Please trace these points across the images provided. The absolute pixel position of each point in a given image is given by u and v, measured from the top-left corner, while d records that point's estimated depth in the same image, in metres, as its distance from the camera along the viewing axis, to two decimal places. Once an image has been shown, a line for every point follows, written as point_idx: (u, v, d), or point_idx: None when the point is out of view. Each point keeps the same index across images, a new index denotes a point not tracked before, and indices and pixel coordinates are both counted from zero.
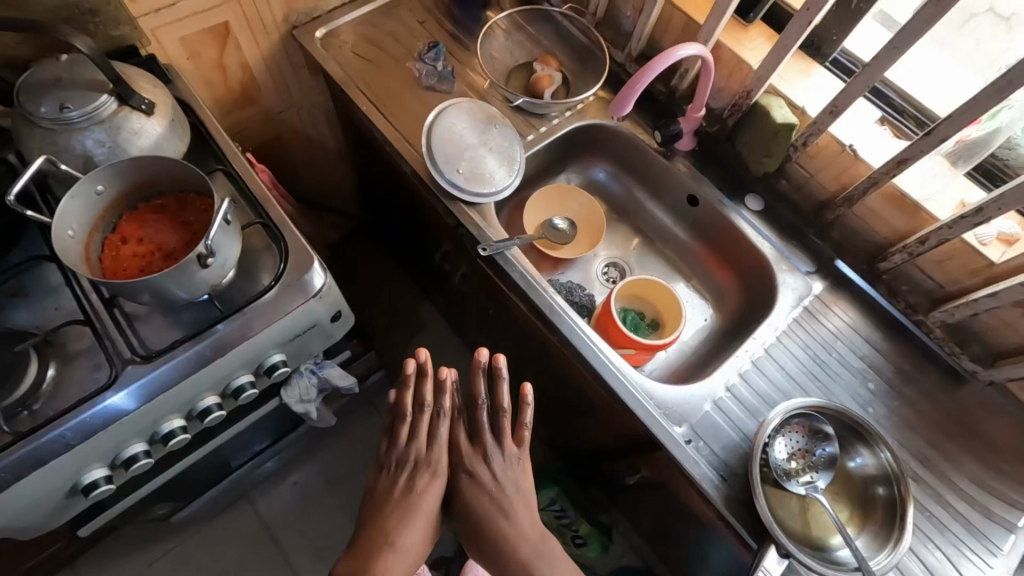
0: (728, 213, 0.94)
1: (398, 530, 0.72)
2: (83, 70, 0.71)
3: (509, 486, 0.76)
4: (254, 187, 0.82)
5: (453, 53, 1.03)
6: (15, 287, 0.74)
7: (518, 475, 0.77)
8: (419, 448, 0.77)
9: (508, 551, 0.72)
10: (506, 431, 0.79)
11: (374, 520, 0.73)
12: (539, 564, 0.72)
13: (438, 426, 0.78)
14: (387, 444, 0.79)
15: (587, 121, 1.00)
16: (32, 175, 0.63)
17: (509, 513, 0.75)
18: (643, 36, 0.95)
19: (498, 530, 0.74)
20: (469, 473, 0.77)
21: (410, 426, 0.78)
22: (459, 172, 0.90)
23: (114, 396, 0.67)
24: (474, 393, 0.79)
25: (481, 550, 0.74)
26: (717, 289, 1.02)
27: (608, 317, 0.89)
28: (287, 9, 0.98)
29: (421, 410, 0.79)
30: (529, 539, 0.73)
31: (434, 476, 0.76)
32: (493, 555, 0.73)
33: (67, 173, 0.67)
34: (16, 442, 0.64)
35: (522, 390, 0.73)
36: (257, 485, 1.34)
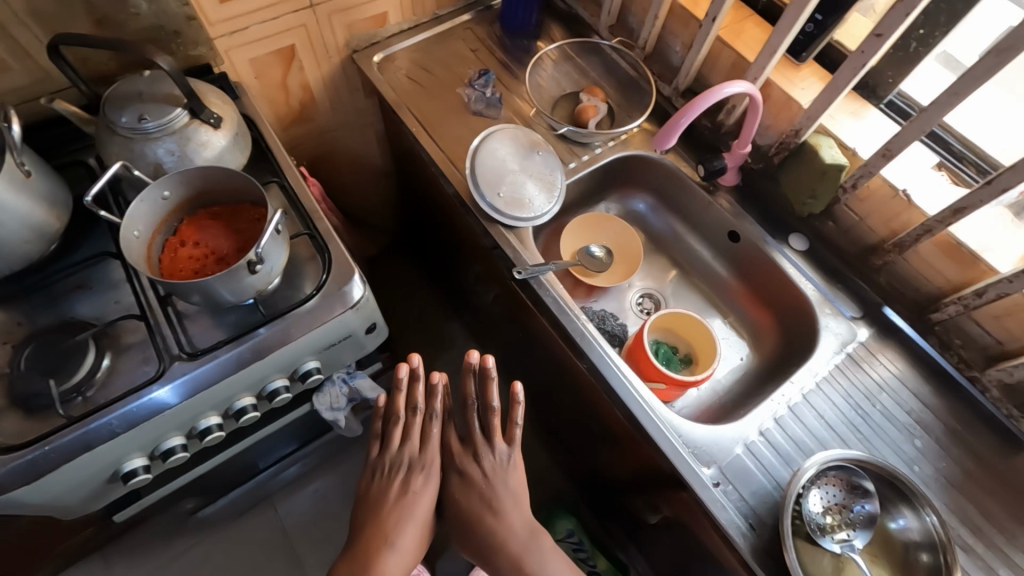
0: (770, 251, 0.92)
1: (394, 529, 0.80)
2: (161, 84, 0.77)
3: (500, 487, 0.84)
4: (306, 199, 0.86)
5: (502, 81, 1.07)
6: (80, 281, 0.79)
7: (508, 475, 0.85)
8: (411, 451, 0.84)
9: (496, 542, 0.81)
10: (497, 431, 0.85)
11: (375, 519, 0.81)
12: (525, 558, 0.81)
13: (431, 428, 0.85)
14: (378, 449, 0.86)
15: (629, 151, 1.00)
16: (108, 178, 0.68)
17: (498, 511, 0.83)
18: (691, 71, 0.95)
19: (486, 527, 0.82)
20: (460, 472, 0.85)
21: (402, 429, 0.85)
22: (499, 196, 0.91)
23: (159, 390, 0.71)
24: (465, 395, 0.86)
25: (480, 548, 0.82)
26: (755, 329, 0.99)
27: (640, 349, 0.88)
28: (349, 35, 1.04)
29: (413, 413, 0.85)
30: (516, 527, 0.82)
31: (428, 476, 0.84)
32: (487, 547, 0.81)
33: (140, 178, 0.73)
34: (69, 426, 0.68)
35: (513, 388, 0.80)
36: (280, 487, 1.38)
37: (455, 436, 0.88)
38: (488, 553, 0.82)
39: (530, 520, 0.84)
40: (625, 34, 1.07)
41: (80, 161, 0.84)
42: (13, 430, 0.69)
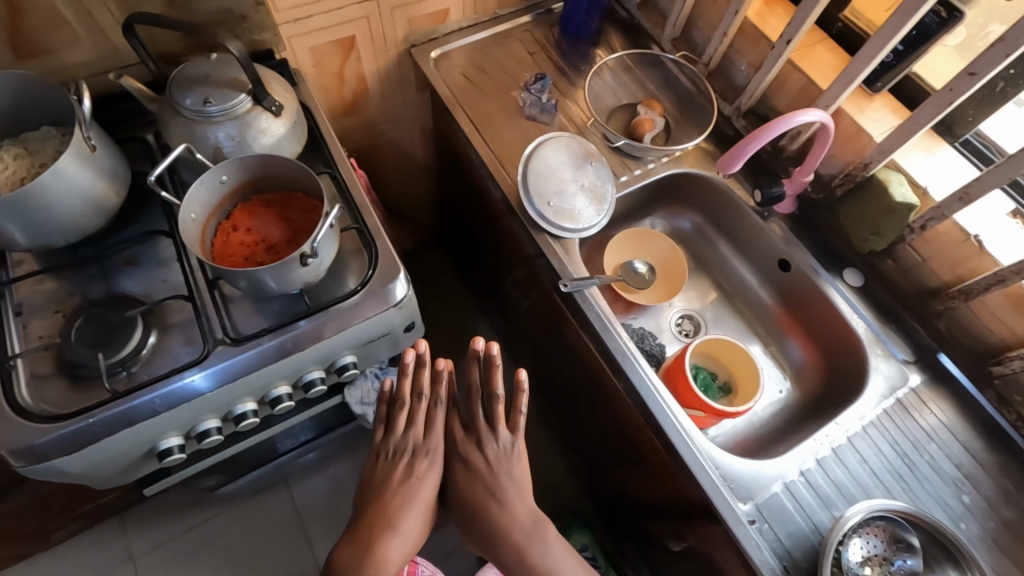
0: (822, 283, 0.90)
1: (397, 515, 0.81)
2: (226, 68, 0.77)
3: (504, 477, 0.84)
4: (356, 193, 0.86)
5: (557, 87, 1.05)
6: (131, 256, 0.80)
7: (511, 464, 0.85)
8: (416, 437, 0.84)
9: (500, 531, 0.81)
10: (501, 419, 0.85)
11: (378, 501, 0.82)
12: (528, 546, 0.81)
13: (436, 413, 0.85)
14: (383, 434, 0.85)
15: (682, 169, 0.98)
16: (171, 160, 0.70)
17: (503, 500, 0.83)
18: (756, 92, 0.92)
19: (489, 514, 0.82)
20: (463, 460, 0.86)
21: (406, 414, 0.84)
22: (548, 205, 0.90)
23: (193, 375, 0.71)
24: (470, 381, 0.86)
25: (482, 534, 0.83)
26: (797, 363, 0.97)
27: (680, 372, 0.86)
28: (409, 29, 1.04)
29: (418, 399, 0.83)
30: (520, 513, 0.82)
31: (432, 461, 0.84)
32: (491, 534, 0.82)
33: (201, 161, 0.74)
34: (114, 400, 0.69)
35: (516, 374, 0.79)
36: (297, 471, 1.39)
37: (457, 424, 0.88)
38: (493, 543, 0.82)
39: (534, 509, 0.84)
40: (688, 49, 1.04)
41: (138, 138, 0.85)
42: (58, 399, 0.70)
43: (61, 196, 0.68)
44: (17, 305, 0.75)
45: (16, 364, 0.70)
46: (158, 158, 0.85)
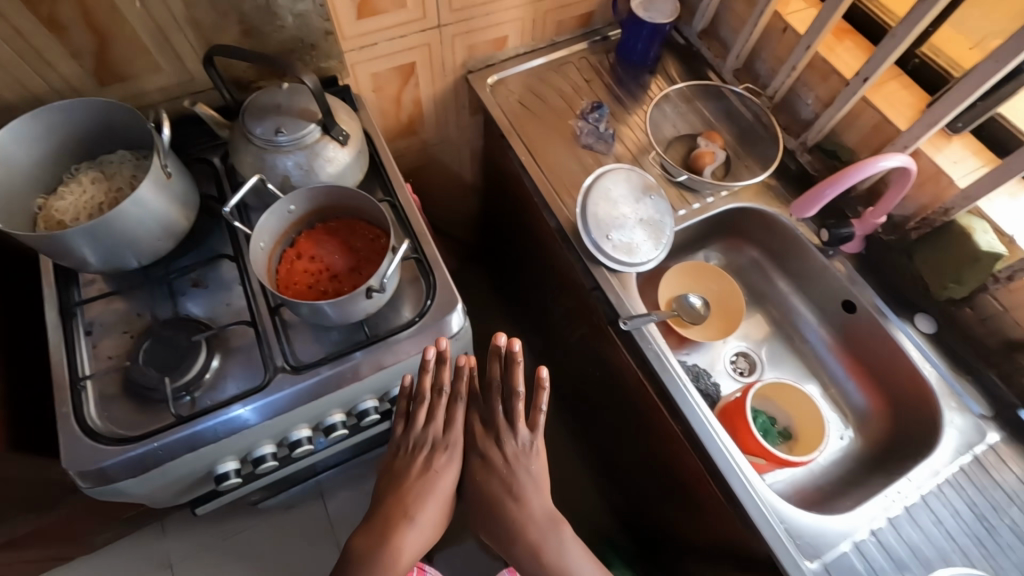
0: (890, 328, 0.86)
1: (415, 505, 0.76)
2: (298, 97, 0.78)
3: (522, 473, 0.78)
4: (415, 221, 0.85)
5: (615, 115, 1.04)
6: (196, 278, 0.81)
7: (530, 461, 0.79)
8: (436, 432, 0.80)
9: (515, 528, 0.76)
10: (520, 415, 0.79)
11: (395, 494, 0.78)
12: (545, 544, 0.76)
13: (456, 409, 0.80)
14: (403, 427, 0.81)
15: (741, 204, 0.96)
16: (246, 190, 0.71)
17: (520, 498, 0.77)
18: (825, 128, 0.90)
19: (506, 510, 0.77)
20: (481, 456, 0.80)
21: (426, 410, 0.80)
22: (606, 238, 0.89)
23: (239, 408, 0.71)
24: (490, 378, 0.81)
25: (497, 529, 0.78)
26: (860, 409, 0.93)
27: (739, 415, 0.83)
28: (467, 56, 1.04)
29: (438, 394, 0.79)
30: (535, 509, 0.77)
31: (451, 457, 0.79)
32: (505, 531, 0.77)
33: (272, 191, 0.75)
34: (179, 425, 0.69)
35: (537, 371, 0.73)
36: (332, 486, 1.38)
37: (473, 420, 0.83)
38: (510, 540, 0.77)
39: (551, 507, 0.78)
40: (750, 80, 1.02)
41: (205, 160, 0.87)
42: (125, 420, 0.71)
43: (139, 222, 0.70)
44: (88, 324, 0.77)
45: (87, 385, 0.71)
46: (224, 181, 0.87)
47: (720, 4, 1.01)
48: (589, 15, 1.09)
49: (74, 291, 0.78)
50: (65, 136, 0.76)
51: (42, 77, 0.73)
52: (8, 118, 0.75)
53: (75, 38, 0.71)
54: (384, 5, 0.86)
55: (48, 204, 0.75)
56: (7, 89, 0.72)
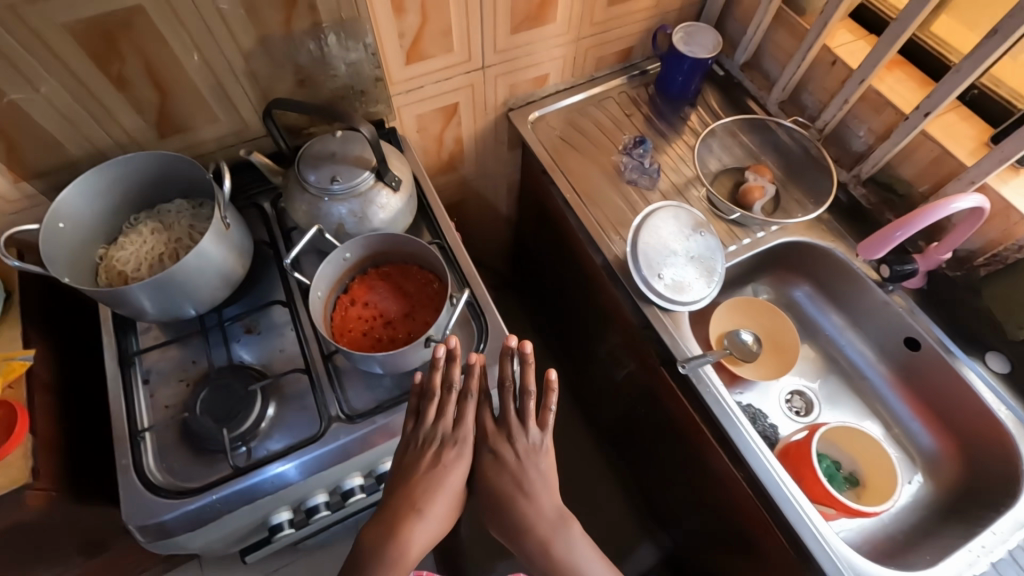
0: (958, 366, 0.82)
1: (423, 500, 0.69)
2: (352, 146, 0.78)
3: (532, 472, 0.71)
4: (464, 262, 0.85)
5: (658, 150, 1.04)
6: (249, 324, 0.81)
7: (542, 460, 0.72)
8: (444, 428, 0.71)
9: (523, 528, 0.70)
10: (530, 413, 0.71)
11: (402, 490, 0.70)
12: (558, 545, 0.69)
13: (467, 406, 0.72)
14: (412, 423, 0.72)
15: (793, 238, 0.94)
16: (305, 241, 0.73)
17: (531, 495, 0.70)
18: (881, 162, 0.88)
19: (516, 509, 0.70)
20: (492, 452, 0.72)
21: (436, 406, 0.71)
22: (659, 278, 0.87)
23: (275, 466, 0.70)
24: (501, 377, 0.72)
25: (504, 529, 0.71)
26: (928, 452, 0.89)
27: (804, 460, 0.80)
28: (509, 94, 1.04)
29: (448, 390, 0.70)
30: (546, 507, 0.70)
31: (460, 454, 0.71)
32: (512, 532, 0.70)
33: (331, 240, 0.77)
34: (235, 477, 0.69)
35: (545, 374, 0.66)
36: None
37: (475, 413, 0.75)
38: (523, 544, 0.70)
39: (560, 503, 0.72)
40: (797, 112, 1.01)
41: (255, 205, 0.88)
42: (182, 471, 0.70)
43: (198, 272, 0.71)
44: (145, 372, 0.77)
45: (145, 436, 0.71)
46: (274, 226, 0.87)
47: (764, 38, 1.01)
48: (628, 51, 1.09)
49: (132, 339, 0.79)
50: (126, 187, 0.77)
51: (106, 131, 0.74)
52: (73, 171, 0.77)
53: (139, 94, 0.73)
54: (432, 50, 0.87)
55: (108, 254, 0.76)
56: (73, 143, 0.74)
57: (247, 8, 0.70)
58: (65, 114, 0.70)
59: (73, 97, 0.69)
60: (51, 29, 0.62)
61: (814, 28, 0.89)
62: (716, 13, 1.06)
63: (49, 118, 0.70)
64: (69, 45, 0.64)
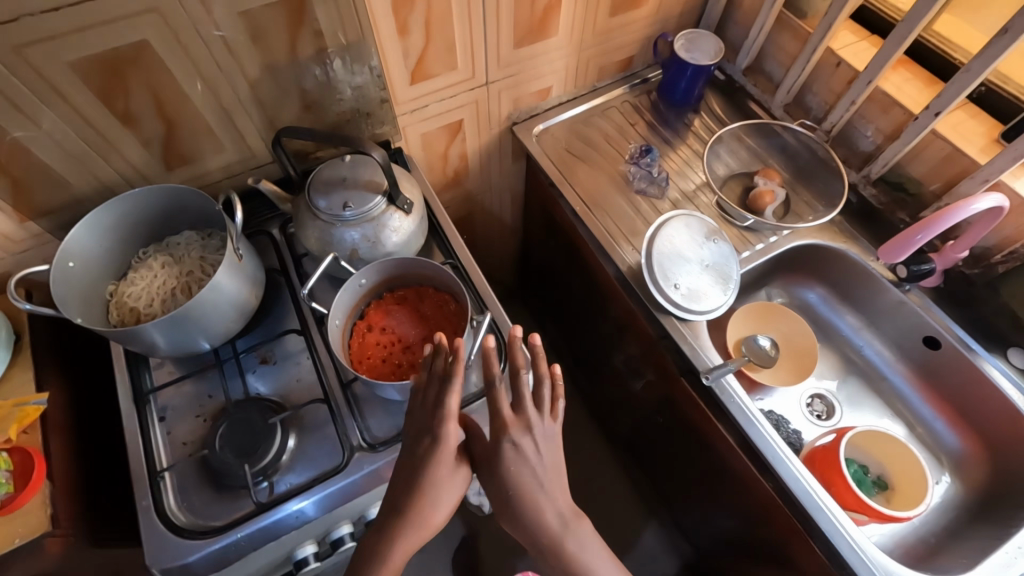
0: (979, 363, 0.82)
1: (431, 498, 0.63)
2: (362, 170, 0.78)
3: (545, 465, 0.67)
4: (480, 281, 0.83)
5: (665, 158, 1.03)
6: (264, 354, 0.80)
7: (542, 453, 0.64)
8: (433, 421, 0.63)
9: (529, 534, 0.63)
10: (527, 402, 0.64)
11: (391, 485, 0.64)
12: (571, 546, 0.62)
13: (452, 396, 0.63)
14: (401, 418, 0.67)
15: (806, 241, 0.94)
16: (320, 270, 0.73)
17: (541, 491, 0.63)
18: (891, 162, 0.87)
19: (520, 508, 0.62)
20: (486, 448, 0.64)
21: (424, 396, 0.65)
22: (676, 288, 0.86)
23: (292, 504, 0.68)
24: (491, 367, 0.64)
25: (514, 529, 0.64)
26: (954, 451, 0.89)
27: (833, 467, 0.79)
28: (513, 108, 1.04)
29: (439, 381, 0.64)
30: (558, 506, 0.63)
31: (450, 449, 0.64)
32: (524, 538, 0.64)
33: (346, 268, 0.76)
34: (258, 514, 0.67)
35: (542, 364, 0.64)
36: None
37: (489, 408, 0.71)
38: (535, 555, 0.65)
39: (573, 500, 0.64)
40: (802, 115, 1.01)
41: (264, 232, 0.87)
42: (204, 509, 0.69)
43: (212, 306, 0.69)
44: (161, 409, 0.75)
45: (166, 476, 0.70)
46: (284, 252, 0.86)
47: (766, 42, 1.01)
48: (630, 59, 1.09)
49: (145, 376, 0.77)
50: (135, 222, 0.76)
51: (112, 166, 0.73)
52: (80, 208, 0.76)
53: (145, 127, 0.71)
54: (436, 69, 0.86)
55: (119, 290, 0.75)
56: (79, 180, 0.72)
57: (253, 37, 0.69)
58: (71, 151, 0.69)
59: (78, 134, 0.68)
60: (57, 68, 0.61)
61: (817, 31, 0.89)
62: (715, 19, 1.06)
63: (55, 156, 0.68)
64: (74, 83, 0.63)
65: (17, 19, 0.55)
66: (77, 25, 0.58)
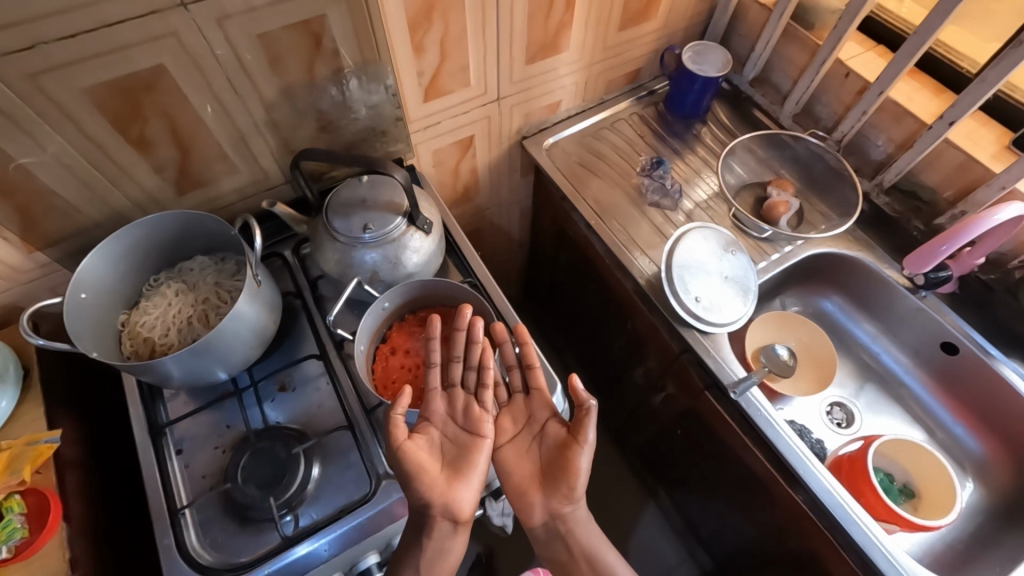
0: (998, 367, 0.82)
1: (464, 464, 0.70)
2: (382, 190, 0.76)
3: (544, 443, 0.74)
4: (502, 302, 0.82)
5: (677, 169, 1.03)
6: (283, 380, 0.78)
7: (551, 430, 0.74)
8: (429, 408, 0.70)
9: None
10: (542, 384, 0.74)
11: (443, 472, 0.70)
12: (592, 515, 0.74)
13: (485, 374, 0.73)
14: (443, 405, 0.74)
15: (821, 249, 0.94)
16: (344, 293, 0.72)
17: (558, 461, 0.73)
18: (905, 170, 0.88)
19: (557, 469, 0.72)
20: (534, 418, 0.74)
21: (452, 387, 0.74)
22: (697, 301, 0.86)
23: (302, 547, 0.65)
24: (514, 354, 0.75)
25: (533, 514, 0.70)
26: (975, 456, 0.90)
27: (863, 477, 0.78)
28: (523, 122, 1.03)
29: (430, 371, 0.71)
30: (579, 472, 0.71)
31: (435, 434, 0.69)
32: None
33: (368, 291, 0.76)
34: (279, 552, 0.65)
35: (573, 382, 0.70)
36: None
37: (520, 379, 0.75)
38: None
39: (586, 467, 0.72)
40: (812, 124, 1.01)
41: (277, 254, 0.85)
42: (227, 546, 0.67)
43: (232, 335, 0.67)
44: (178, 441, 0.73)
45: (186, 513, 0.67)
46: (299, 275, 0.85)
47: (774, 53, 1.01)
48: (637, 72, 1.09)
49: (160, 408, 0.75)
50: (146, 250, 0.74)
51: (123, 192, 0.71)
52: (90, 237, 0.73)
53: (158, 152, 0.69)
54: (451, 86, 0.85)
55: (131, 319, 0.73)
56: (90, 208, 0.70)
57: (269, 58, 0.67)
58: (81, 179, 0.67)
59: (90, 162, 0.66)
60: (70, 95, 0.59)
61: (827, 42, 0.90)
62: (721, 30, 1.07)
63: (64, 184, 0.66)
64: (87, 109, 0.61)
65: (31, 47, 0.53)
66: (93, 51, 0.56)
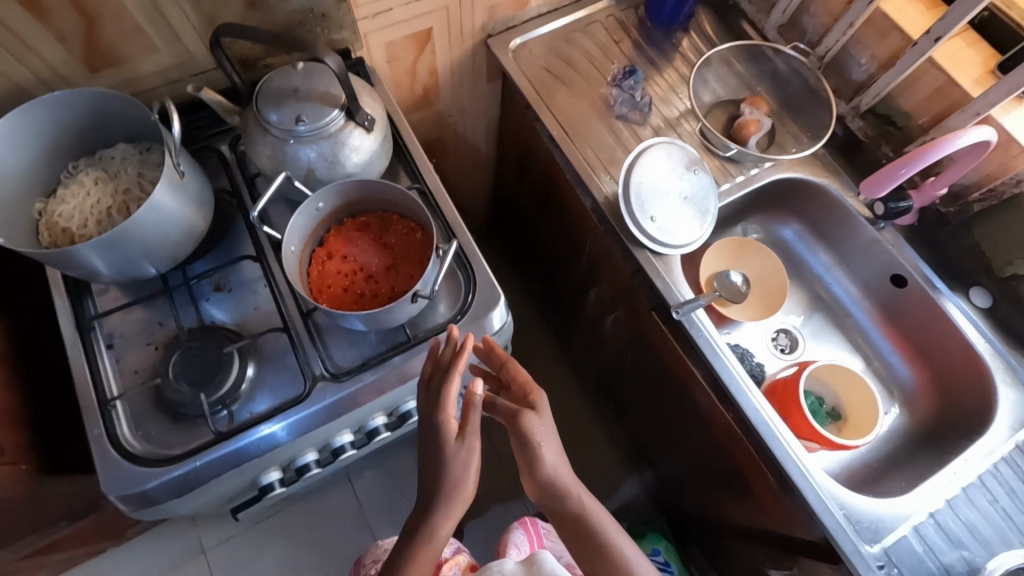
0: (939, 299, 0.83)
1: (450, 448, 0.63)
2: (318, 79, 0.70)
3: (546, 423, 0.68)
4: (447, 210, 0.78)
5: (649, 80, 0.97)
6: (219, 281, 0.75)
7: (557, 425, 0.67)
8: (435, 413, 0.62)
9: None
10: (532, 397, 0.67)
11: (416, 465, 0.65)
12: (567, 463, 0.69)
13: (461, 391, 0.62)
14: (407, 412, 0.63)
15: (787, 174, 0.91)
16: (273, 189, 0.67)
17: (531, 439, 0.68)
18: (884, 92, 0.83)
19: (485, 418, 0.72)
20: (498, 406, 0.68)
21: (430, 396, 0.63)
22: (653, 221, 0.84)
23: (264, 427, 0.66)
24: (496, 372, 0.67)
25: None
26: (904, 385, 0.93)
27: (792, 401, 0.81)
28: (487, 18, 0.94)
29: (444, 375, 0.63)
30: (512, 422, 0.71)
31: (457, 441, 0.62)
32: None
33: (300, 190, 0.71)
34: (220, 442, 0.65)
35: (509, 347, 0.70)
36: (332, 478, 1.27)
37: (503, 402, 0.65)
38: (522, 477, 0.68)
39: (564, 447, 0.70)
40: (797, 39, 0.94)
41: (212, 149, 0.80)
42: (160, 438, 0.67)
43: (154, 228, 0.64)
44: (108, 336, 0.71)
45: (117, 405, 0.67)
46: (235, 173, 0.80)
47: None
48: None
49: (88, 302, 0.72)
50: (56, 133, 0.68)
51: (26, 65, 0.64)
52: None
53: (59, 20, 0.62)
54: None
55: (48, 209, 0.68)
56: None
57: None
58: None
59: None
60: None
61: None
62: None
63: None
64: None
65: None
66: None
